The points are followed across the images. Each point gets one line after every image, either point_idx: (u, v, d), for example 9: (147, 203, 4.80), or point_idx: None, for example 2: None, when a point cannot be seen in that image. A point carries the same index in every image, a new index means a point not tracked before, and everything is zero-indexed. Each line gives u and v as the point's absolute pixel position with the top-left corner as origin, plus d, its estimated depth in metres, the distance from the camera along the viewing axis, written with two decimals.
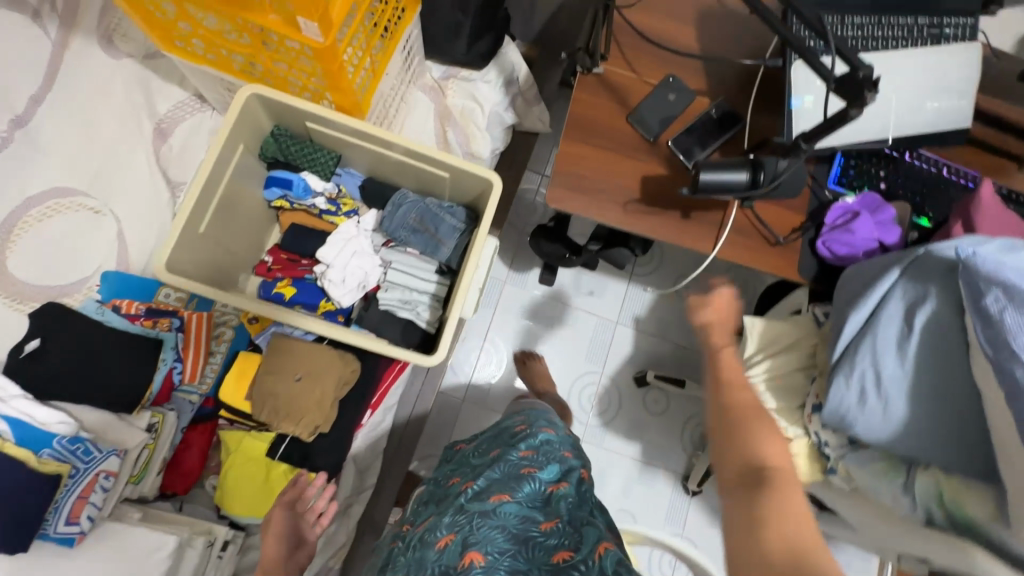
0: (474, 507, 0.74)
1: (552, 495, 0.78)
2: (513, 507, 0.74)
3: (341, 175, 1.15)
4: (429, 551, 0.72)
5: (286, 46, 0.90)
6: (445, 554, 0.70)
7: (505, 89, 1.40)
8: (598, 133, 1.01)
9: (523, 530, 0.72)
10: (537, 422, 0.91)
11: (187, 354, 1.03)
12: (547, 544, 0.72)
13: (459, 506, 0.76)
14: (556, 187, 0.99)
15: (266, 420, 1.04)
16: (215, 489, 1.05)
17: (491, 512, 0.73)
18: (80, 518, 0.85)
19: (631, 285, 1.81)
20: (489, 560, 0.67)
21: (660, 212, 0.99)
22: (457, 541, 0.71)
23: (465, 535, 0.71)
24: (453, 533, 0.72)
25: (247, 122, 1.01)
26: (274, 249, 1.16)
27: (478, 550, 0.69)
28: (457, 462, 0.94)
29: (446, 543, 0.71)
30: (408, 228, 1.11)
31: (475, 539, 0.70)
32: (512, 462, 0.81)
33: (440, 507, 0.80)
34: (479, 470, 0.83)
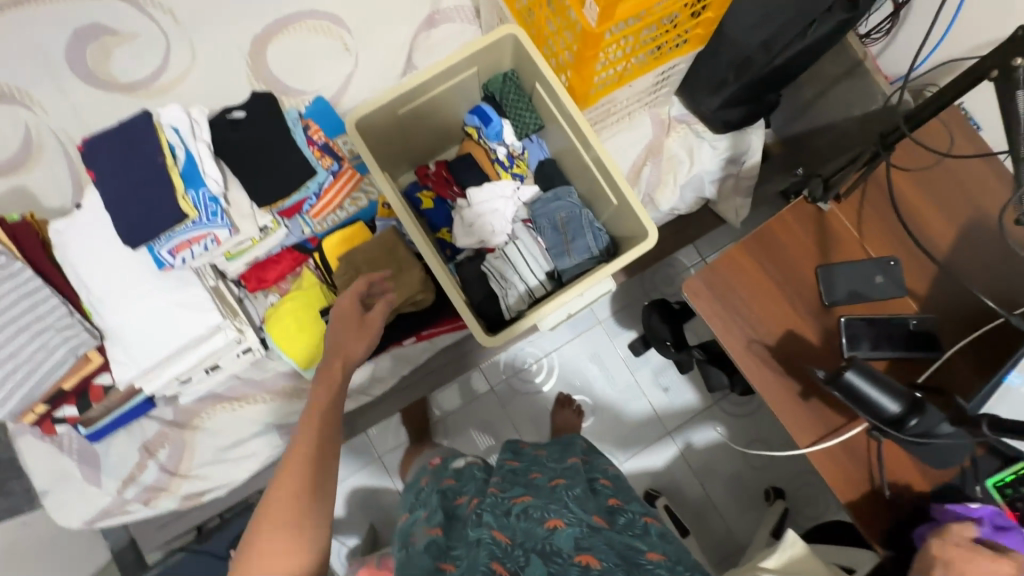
0: (579, 515, 0.81)
1: (635, 526, 0.86)
2: (615, 533, 0.80)
3: (531, 141, 1.19)
4: (539, 528, 0.76)
5: (566, 14, 0.95)
6: (557, 538, 0.74)
7: (724, 164, 1.33)
8: (778, 261, 0.91)
9: (628, 551, 0.77)
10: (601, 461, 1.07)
11: (325, 195, 1.14)
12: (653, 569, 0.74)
13: (562, 504, 0.82)
14: (700, 280, 0.91)
15: (339, 285, 1.13)
16: (271, 306, 1.17)
17: (597, 529, 0.79)
18: (178, 255, 1.01)
19: (706, 410, 1.67)
20: (606, 566, 0.71)
21: (781, 372, 0.89)
22: (569, 532, 0.75)
23: (578, 534, 0.76)
24: (562, 523, 0.77)
25: (493, 53, 1.07)
26: (441, 163, 1.24)
27: (591, 556, 0.72)
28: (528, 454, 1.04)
29: (557, 527, 0.76)
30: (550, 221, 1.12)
31: (589, 545, 0.74)
32: (600, 494, 0.93)
33: (533, 494, 0.86)
34: (572, 477, 0.93)
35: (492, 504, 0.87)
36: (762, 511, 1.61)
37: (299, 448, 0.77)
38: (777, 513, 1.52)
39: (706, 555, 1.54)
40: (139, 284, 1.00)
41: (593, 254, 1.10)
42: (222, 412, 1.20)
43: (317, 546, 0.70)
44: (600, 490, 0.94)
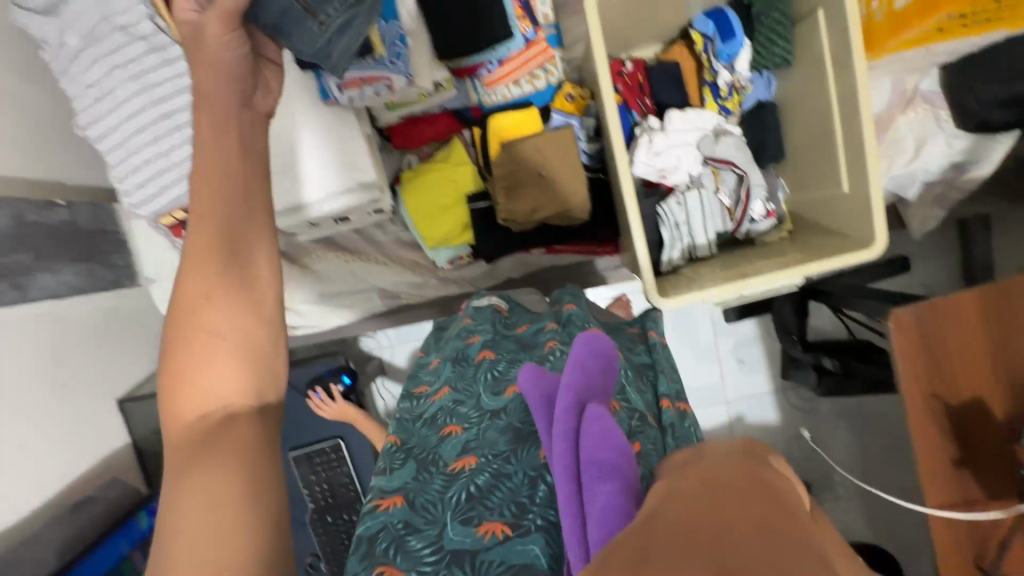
0: (484, 408, 0.85)
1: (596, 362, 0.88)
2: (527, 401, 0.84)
3: (756, 75, 0.99)
4: (446, 443, 0.83)
5: None
6: (446, 446, 0.82)
7: (946, 169, 1.13)
8: (1005, 321, 0.81)
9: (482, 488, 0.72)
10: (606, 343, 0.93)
11: (507, 65, 0.98)
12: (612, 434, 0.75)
13: (478, 408, 0.86)
14: (912, 314, 0.81)
15: (495, 174, 1.03)
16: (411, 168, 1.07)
17: (466, 444, 0.81)
18: (346, 91, 0.88)
19: (769, 393, 1.67)
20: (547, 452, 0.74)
21: (945, 432, 0.83)
22: (483, 440, 0.79)
23: (481, 438, 0.80)
24: (459, 431, 0.84)
25: None
26: (640, 65, 1.04)
27: (472, 456, 0.78)
28: (474, 365, 0.95)
29: (451, 435, 0.84)
30: None
31: (491, 444, 0.78)
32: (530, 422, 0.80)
33: (458, 384, 0.94)
34: (503, 349, 0.97)
35: (433, 404, 0.92)
36: None
37: (215, 149, 0.53)
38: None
39: None
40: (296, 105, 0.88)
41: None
42: (335, 260, 1.17)
43: (249, 355, 0.54)
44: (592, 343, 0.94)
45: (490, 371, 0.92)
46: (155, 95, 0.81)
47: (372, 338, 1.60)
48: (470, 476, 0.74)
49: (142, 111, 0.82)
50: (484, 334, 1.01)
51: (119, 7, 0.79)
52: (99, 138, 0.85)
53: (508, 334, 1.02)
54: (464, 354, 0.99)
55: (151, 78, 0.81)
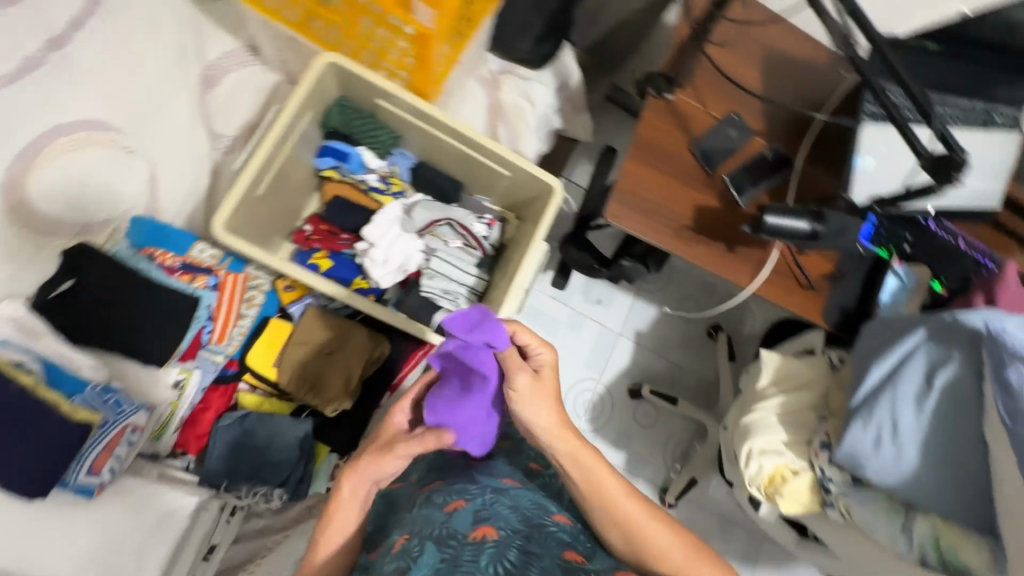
0: (417, 512, 0.79)
1: (553, 488, 0.91)
2: (525, 495, 0.81)
3: (394, 155, 1.14)
4: (439, 512, 0.75)
5: (386, 25, 0.91)
6: (398, 558, 0.73)
7: (557, 94, 1.42)
8: (660, 158, 1.04)
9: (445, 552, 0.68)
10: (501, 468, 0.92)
11: (219, 314, 1.01)
12: (561, 540, 0.74)
13: (407, 517, 0.80)
14: (618, 205, 1.02)
15: (291, 388, 1.04)
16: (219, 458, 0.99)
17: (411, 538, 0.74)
18: (102, 470, 0.83)
19: (636, 300, 1.88)
20: (503, 535, 0.70)
21: (707, 241, 1.04)
22: (469, 510, 0.75)
23: (477, 509, 0.75)
24: (402, 537, 0.76)
25: (317, 92, 0.99)
26: (315, 218, 1.16)
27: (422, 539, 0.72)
28: (397, 513, 0.85)
29: (401, 544, 0.74)
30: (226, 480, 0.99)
31: (488, 516, 0.74)
32: (458, 513, 0.75)
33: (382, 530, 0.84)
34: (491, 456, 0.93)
35: (423, 494, 0.84)
36: (712, 349, 1.89)
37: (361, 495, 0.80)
38: (657, 391, 1.78)
39: (697, 408, 1.79)
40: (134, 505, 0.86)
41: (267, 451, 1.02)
42: None
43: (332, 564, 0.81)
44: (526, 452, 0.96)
45: (411, 508, 0.86)
46: None
47: None
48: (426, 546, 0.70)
49: None
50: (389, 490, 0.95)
51: None
52: None
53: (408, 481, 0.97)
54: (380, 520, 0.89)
55: None
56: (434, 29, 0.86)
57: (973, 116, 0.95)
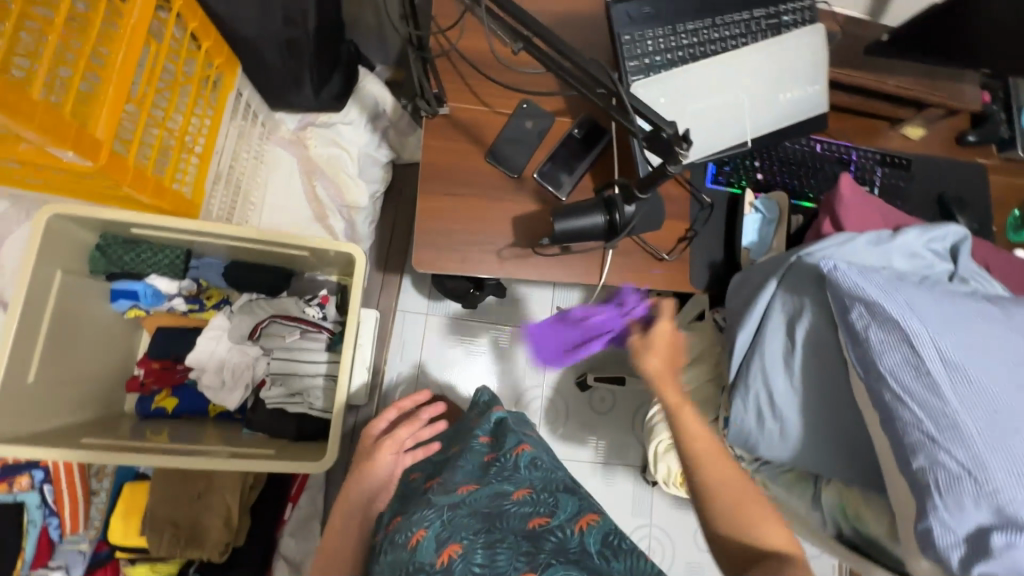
0: (394, 545, 0.74)
1: (508, 467, 0.84)
2: (483, 493, 0.79)
3: (197, 268, 1.05)
4: (403, 551, 0.71)
5: (62, 171, 0.72)
6: None
7: (373, 126, 1.30)
8: (457, 182, 0.94)
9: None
10: (428, 475, 0.90)
11: (62, 505, 0.94)
12: (521, 515, 0.75)
13: (381, 557, 0.75)
14: (424, 250, 0.92)
15: (167, 552, 0.96)
16: None
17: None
18: None
19: (557, 289, 1.77)
20: (466, 546, 0.69)
21: (538, 251, 0.93)
22: (431, 537, 0.71)
23: (438, 533, 0.71)
24: None
25: (63, 245, 0.88)
26: (144, 359, 1.06)
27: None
28: (378, 547, 0.79)
29: None
30: None
31: (448, 536, 0.71)
32: (423, 545, 0.70)
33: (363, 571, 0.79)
34: (444, 468, 0.88)
35: (388, 536, 0.77)
36: None
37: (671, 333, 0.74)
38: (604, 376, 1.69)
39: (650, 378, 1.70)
40: None
41: None
42: None
43: None
44: (476, 447, 0.91)
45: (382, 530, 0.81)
46: None
47: None
48: None
49: None
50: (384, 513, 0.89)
51: None
52: None
53: None
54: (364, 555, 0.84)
55: None
56: (100, 166, 0.67)
57: (762, 35, 0.85)
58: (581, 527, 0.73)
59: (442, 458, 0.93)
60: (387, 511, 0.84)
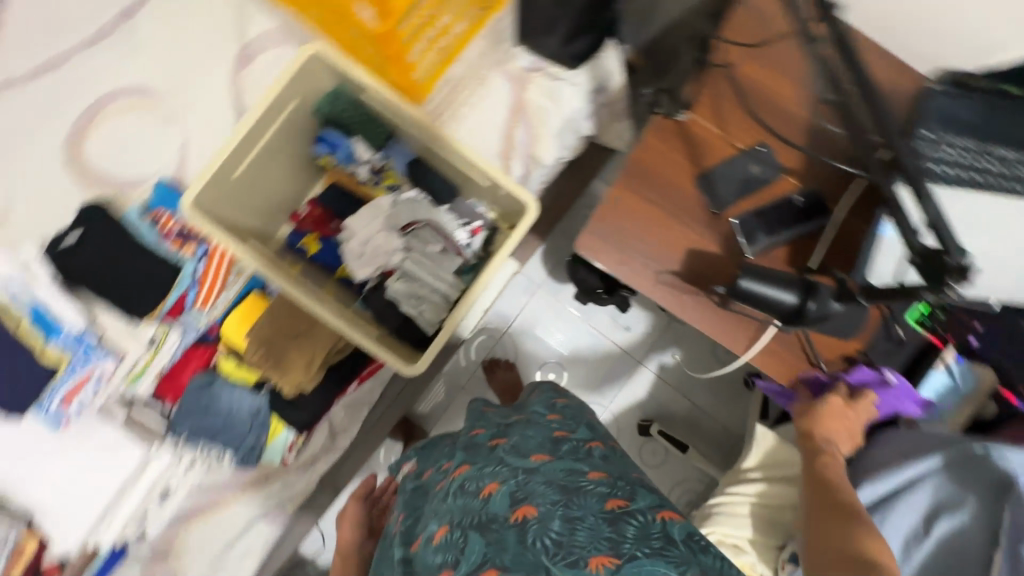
0: (462, 496, 0.77)
1: (581, 452, 0.83)
2: (557, 465, 0.78)
3: (391, 148, 1.12)
4: (474, 499, 0.75)
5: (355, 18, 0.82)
6: (440, 552, 0.72)
7: (591, 97, 1.29)
8: (656, 189, 0.90)
9: (493, 527, 0.69)
10: (493, 436, 0.92)
11: (204, 281, 1.08)
12: (599, 495, 0.71)
13: (447, 505, 0.79)
14: (591, 235, 0.90)
15: (256, 364, 1.09)
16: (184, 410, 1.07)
17: (454, 525, 0.74)
18: (68, 405, 0.96)
19: (667, 329, 1.70)
20: (543, 512, 0.68)
21: (695, 292, 0.89)
22: (504, 493, 0.73)
23: (513, 490, 0.73)
24: (447, 526, 0.74)
25: (308, 78, 0.99)
26: (312, 201, 1.17)
27: (473, 525, 0.71)
28: (444, 488, 0.83)
29: (443, 534, 0.74)
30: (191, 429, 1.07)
31: (524, 496, 0.72)
32: (491, 505, 0.72)
33: (428, 509, 0.84)
34: (512, 433, 0.90)
35: (455, 481, 0.82)
36: (747, 399, 1.66)
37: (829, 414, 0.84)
38: (668, 433, 1.61)
39: (711, 462, 1.60)
40: (95, 434, 1.01)
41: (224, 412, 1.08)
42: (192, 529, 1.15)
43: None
44: (547, 423, 0.93)
45: (447, 483, 0.84)
46: None
47: (325, 553, 1.50)
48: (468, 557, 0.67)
49: None
50: (452, 454, 0.92)
51: None
52: None
53: (463, 440, 0.95)
54: (429, 486, 0.89)
55: None
56: None
57: None
58: (663, 518, 0.69)
59: (510, 424, 0.94)
60: (455, 459, 0.89)
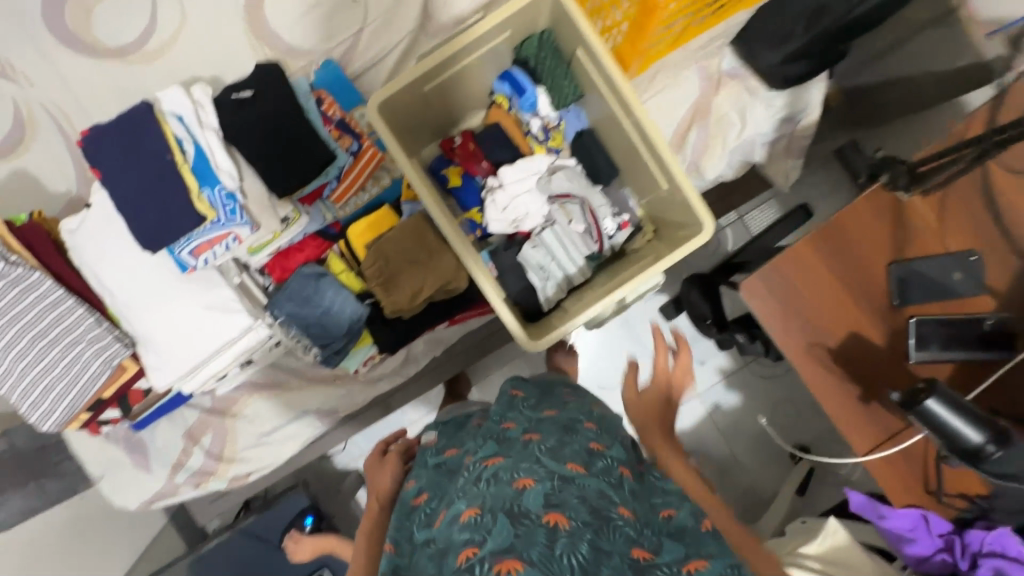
0: (493, 483, 0.68)
1: (614, 474, 0.75)
2: (592, 482, 0.71)
3: (568, 110, 1.06)
4: (506, 488, 0.66)
5: None
6: (454, 532, 0.63)
7: (778, 125, 1.21)
8: (847, 258, 0.84)
9: (521, 516, 0.62)
10: (529, 429, 0.84)
11: (345, 179, 1.06)
12: (624, 535, 0.64)
13: (470, 487, 0.70)
14: (761, 279, 0.84)
15: (367, 276, 1.08)
16: (284, 294, 1.08)
17: (474, 508, 0.65)
18: (199, 257, 0.95)
19: (735, 374, 1.66)
20: (575, 528, 0.61)
21: (841, 376, 0.85)
22: (538, 492, 0.65)
23: (548, 491, 0.66)
24: (472, 508, 0.65)
25: (526, 12, 0.92)
26: (468, 134, 1.13)
27: (497, 512, 0.63)
28: (470, 471, 0.75)
29: (466, 516, 0.65)
30: (290, 317, 1.08)
31: (559, 502, 0.64)
32: (519, 503, 0.64)
33: (447, 492, 0.75)
34: (547, 430, 0.83)
35: (486, 467, 0.73)
36: (786, 469, 1.63)
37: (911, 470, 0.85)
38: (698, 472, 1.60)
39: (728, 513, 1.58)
40: (211, 290, 0.98)
41: (320, 312, 1.08)
42: (260, 400, 1.22)
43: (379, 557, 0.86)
44: (584, 433, 0.83)
45: (472, 468, 0.75)
46: (47, 335, 0.89)
47: (344, 456, 1.55)
48: (482, 553, 0.58)
49: (14, 338, 0.88)
50: (480, 444, 0.83)
51: None
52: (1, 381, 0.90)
53: (493, 436, 0.86)
54: (457, 469, 0.82)
55: (20, 311, 0.88)
56: None
57: None
58: (689, 569, 0.64)
59: (545, 424, 0.85)
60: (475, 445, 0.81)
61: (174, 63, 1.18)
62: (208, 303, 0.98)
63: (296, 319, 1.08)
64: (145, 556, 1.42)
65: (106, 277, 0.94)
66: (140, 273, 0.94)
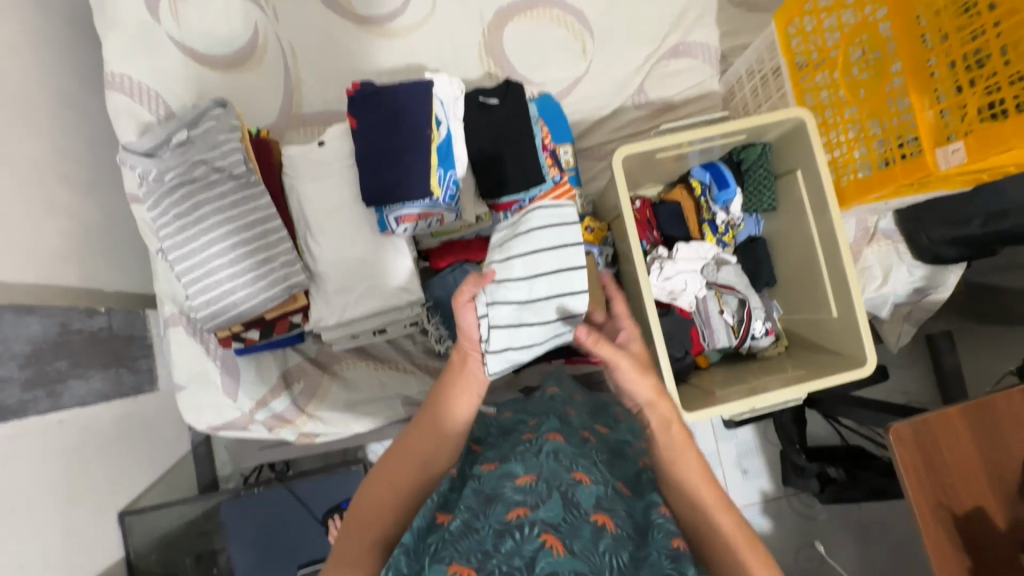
0: (547, 462, 0.64)
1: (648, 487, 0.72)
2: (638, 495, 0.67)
3: (748, 216, 1.18)
4: (564, 471, 0.61)
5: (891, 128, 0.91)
6: (509, 493, 0.59)
7: (911, 292, 1.30)
8: (989, 434, 0.91)
9: (568, 502, 0.57)
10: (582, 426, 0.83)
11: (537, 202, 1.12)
12: (665, 533, 0.58)
13: (529, 454, 0.66)
14: (910, 428, 0.91)
15: None
16: (440, 282, 1.13)
17: (533, 474, 0.61)
18: (401, 225, 0.99)
19: None
20: (620, 535, 0.56)
21: (958, 543, 0.88)
22: (593, 492, 0.60)
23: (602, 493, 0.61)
24: (531, 476, 0.60)
25: (768, 126, 1.00)
26: (646, 202, 1.21)
27: (573, 481, 0.60)
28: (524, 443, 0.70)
29: (526, 480, 0.60)
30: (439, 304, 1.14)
31: (607, 509, 0.59)
32: (578, 495, 0.58)
33: (499, 454, 0.71)
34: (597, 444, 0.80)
35: (542, 443, 0.68)
36: None
37: None
38: None
39: None
40: (395, 254, 1.01)
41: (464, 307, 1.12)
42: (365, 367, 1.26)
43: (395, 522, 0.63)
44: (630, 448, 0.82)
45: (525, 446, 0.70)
46: (249, 243, 0.93)
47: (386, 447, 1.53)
48: (531, 521, 0.53)
49: (221, 235, 0.92)
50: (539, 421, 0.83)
51: (219, 153, 0.92)
52: (187, 269, 0.93)
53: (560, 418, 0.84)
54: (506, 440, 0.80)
55: (237, 212, 0.92)
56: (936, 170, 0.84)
57: None
58: None
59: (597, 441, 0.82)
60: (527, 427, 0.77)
61: (409, 47, 1.29)
62: (389, 268, 1.01)
63: (443, 306, 1.13)
64: (166, 477, 1.37)
65: (314, 207, 0.99)
66: (342, 217, 0.99)
